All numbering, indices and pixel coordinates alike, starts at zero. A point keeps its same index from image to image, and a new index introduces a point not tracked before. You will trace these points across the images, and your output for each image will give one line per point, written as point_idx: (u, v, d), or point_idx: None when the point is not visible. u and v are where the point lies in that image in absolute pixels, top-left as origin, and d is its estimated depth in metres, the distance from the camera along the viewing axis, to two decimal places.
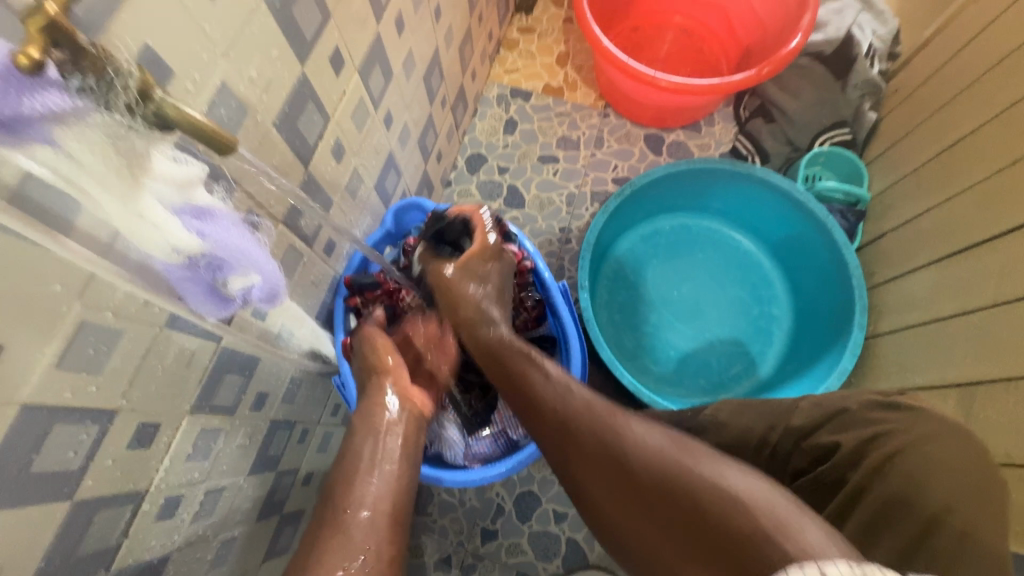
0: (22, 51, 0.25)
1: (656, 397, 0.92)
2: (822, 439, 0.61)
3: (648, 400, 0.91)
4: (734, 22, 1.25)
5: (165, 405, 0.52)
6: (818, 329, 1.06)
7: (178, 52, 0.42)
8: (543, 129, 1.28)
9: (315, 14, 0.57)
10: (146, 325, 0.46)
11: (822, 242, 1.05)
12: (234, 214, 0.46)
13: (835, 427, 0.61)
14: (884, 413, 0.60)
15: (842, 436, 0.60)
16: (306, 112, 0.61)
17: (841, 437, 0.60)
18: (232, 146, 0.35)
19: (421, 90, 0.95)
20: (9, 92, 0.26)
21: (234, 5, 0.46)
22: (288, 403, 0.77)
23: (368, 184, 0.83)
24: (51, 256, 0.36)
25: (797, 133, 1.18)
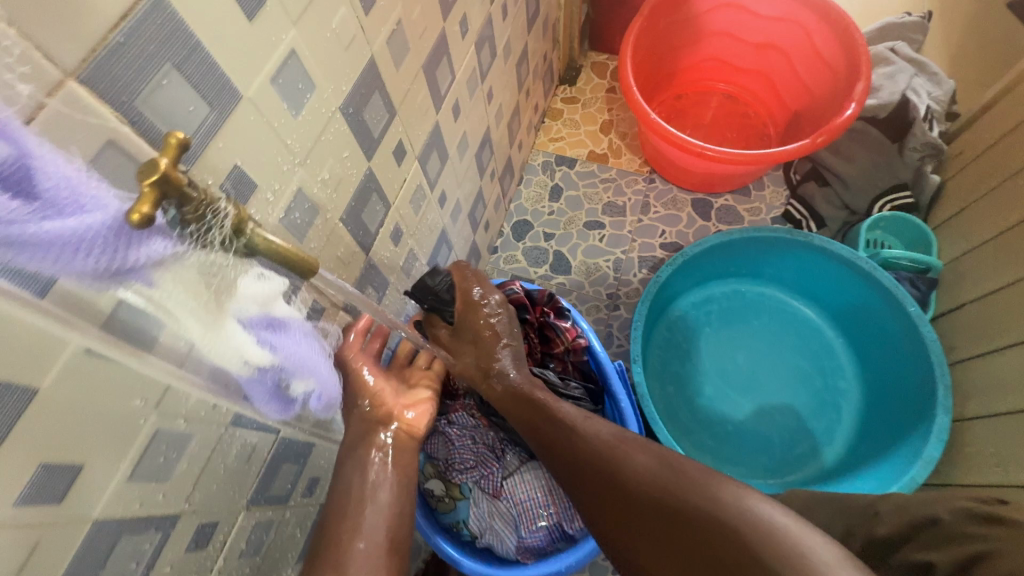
0: (135, 208, 0.26)
1: None
2: (911, 557, 0.53)
3: None
4: (781, 88, 1.25)
5: (224, 503, 0.51)
6: (893, 406, 0.98)
7: (262, 166, 0.44)
8: (589, 195, 1.29)
9: (383, 114, 0.60)
10: (214, 426, 0.46)
11: (892, 312, 0.98)
12: (303, 318, 0.46)
13: (926, 542, 0.53)
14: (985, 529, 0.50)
15: (934, 554, 0.51)
16: (370, 204, 0.63)
17: (933, 556, 0.51)
18: (314, 269, 0.35)
19: (473, 166, 0.97)
20: (119, 245, 0.26)
21: (314, 118, 0.48)
22: (338, 485, 0.76)
23: (422, 261, 0.84)
24: (134, 372, 0.37)
25: (854, 197, 1.14)
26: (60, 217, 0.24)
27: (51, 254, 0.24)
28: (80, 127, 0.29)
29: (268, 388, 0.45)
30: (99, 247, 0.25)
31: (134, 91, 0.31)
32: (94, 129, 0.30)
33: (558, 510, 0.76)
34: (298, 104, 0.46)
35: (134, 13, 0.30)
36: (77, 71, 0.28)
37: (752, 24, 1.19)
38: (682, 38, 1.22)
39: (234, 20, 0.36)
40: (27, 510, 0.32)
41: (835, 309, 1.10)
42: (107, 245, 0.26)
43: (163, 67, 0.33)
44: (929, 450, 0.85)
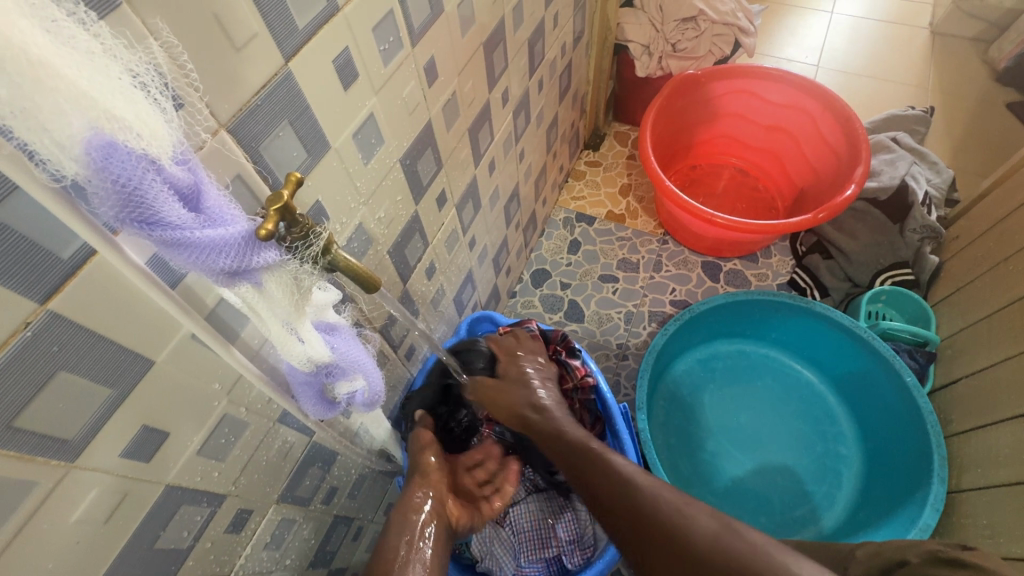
0: (263, 226, 0.34)
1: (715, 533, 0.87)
2: None
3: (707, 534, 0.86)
4: (789, 166, 1.36)
5: (260, 493, 0.57)
6: (892, 475, 1.00)
7: (335, 203, 0.53)
8: (605, 251, 1.38)
9: (432, 166, 0.70)
10: (266, 419, 0.53)
11: (891, 382, 1.02)
12: (352, 330, 0.53)
13: None
14: (948, 572, 0.52)
15: None
16: (412, 241, 0.72)
17: None
18: (377, 285, 0.43)
19: (501, 216, 1.07)
20: (247, 252, 0.35)
21: (379, 167, 0.58)
22: (352, 499, 0.81)
23: (449, 297, 0.93)
24: (219, 361, 0.44)
25: (856, 270, 1.21)
26: (213, 226, 0.33)
27: (202, 255, 0.32)
28: (224, 165, 0.39)
29: (316, 389, 0.52)
30: (233, 252, 0.34)
31: (260, 139, 0.41)
32: (230, 166, 0.39)
33: (560, 544, 0.79)
34: (369, 154, 0.56)
35: (270, 85, 0.40)
36: (228, 124, 0.38)
37: (762, 109, 1.31)
38: (698, 117, 1.35)
39: (334, 90, 0.47)
40: (126, 463, 0.39)
41: (837, 377, 1.14)
42: (239, 252, 0.34)
43: (282, 124, 0.43)
44: (924, 519, 0.86)
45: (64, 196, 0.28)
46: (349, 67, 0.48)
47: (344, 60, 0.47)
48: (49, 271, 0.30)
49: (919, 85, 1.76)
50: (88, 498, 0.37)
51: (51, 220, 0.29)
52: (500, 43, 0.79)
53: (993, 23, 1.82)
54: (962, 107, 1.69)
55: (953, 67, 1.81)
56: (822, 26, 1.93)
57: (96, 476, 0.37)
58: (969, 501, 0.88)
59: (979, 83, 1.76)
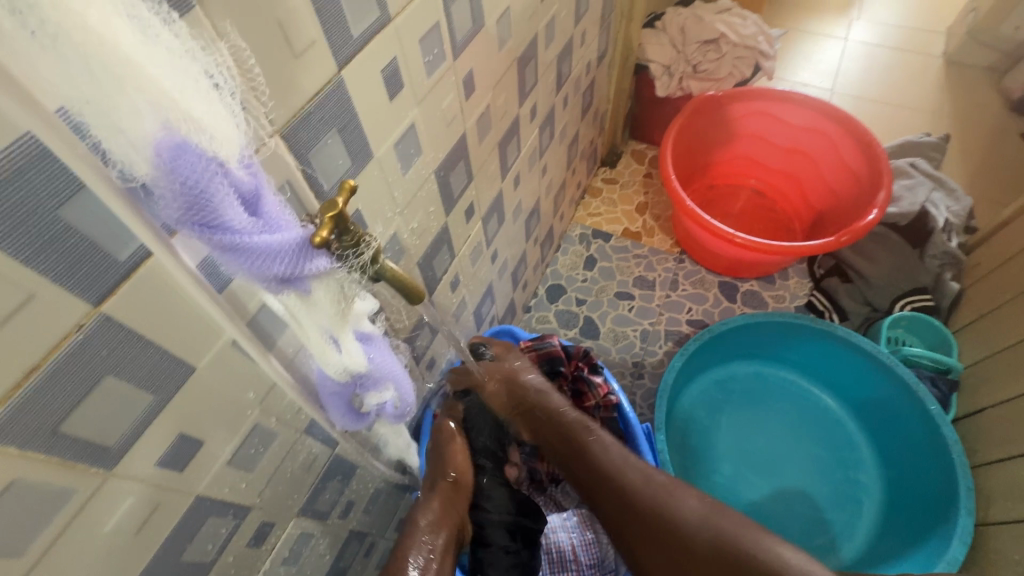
0: (318, 233, 0.34)
1: None
2: None
3: None
4: (806, 189, 1.36)
5: (283, 505, 0.56)
6: (916, 505, 0.98)
7: (373, 213, 0.53)
8: (621, 268, 1.37)
9: (463, 178, 0.70)
10: (294, 430, 0.52)
11: (913, 409, 1.01)
12: (387, 340, 0.53)
13: None
14: None
15: None
16: (440, 253, 0.72)
17: None
18: (421, 298, 0.43)
19: (522, 230, 1.07)
20: (301, 261, 0.34)
21: (415, 177, 0.58)
22: (367, 513, 0.79)
23: (469, 310, 0.92)
24: (256, 368, 0.44)
25: (876, 295, 1.21)
26: (271, 232, 0.32)
27: (258, 262, 0.32)
28: (275, 170, 0.38)
29: (347, 399, 0.51)
30: (288, 259, 0.33)
31: (311, 146, 0.41)
32: (281, 172, 0.39)
33: (580, 568, 0.80)
34: (407, 164, 0.55)
35: (323, 93, 0.40)
36: (283, 129, 0.38)
37: (782, 131, 1.32)
38: (716, 137, 1.35)
39: (381, 100, 0.47)
40: (160, 472, 0.38)
41: (856, 403, 1.12)
42: (293, 258, 0.33)
43: (331, 131, 0.42)
44: (952, 553, 0.84)
45: (127, 197, 0.27)
46: (395, 77, 0.48)
47: (392, 69, 0.47)
48: (106, 272, 0.29)
49: (933, 113, 1.77)
50: (123, 508, 0.36)
51: (111, 222, 0.28)
52: (532, 59, 0.79)
53: (1007, 53, 1.84)
54: (976, 135, 1.70)
55: (966, 95, 1.82)
56: (836, 52, 1.95)
57: (130, 486, 0.36)
58: (997, 535, 0.85)
59: (993, 112, 1.77)
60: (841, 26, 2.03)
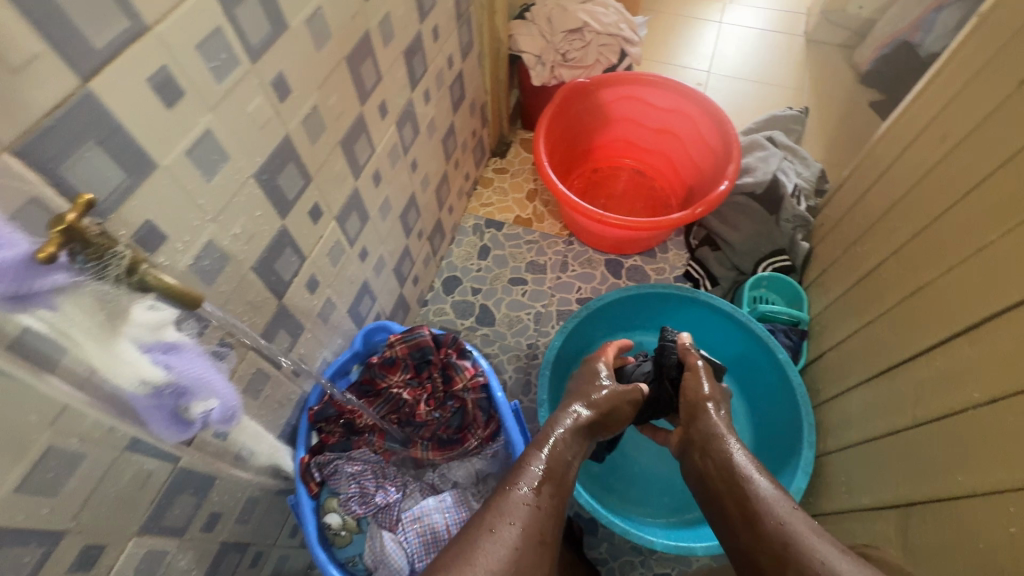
0: (42, 249, 0.34)
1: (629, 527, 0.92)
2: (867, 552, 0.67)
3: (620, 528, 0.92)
4: (677, 165, 1.45)
5: (113, 526, 0.55)
6: (774, 444, 1.09)
7: (173, 222, 0.52)
8: (514, 254, 1.42)
9: (297, 180, 0.70)
10: (109, 449, 0.51)
11: (768, 361, 1.11)
12: (198, 347, 0.53)
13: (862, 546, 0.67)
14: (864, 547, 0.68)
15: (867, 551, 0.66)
16: (284, 255, 0.72)
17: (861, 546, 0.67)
18: (199, 301, 0.43)
19: (398, 226, 1.08)
20: (27, 277, 0.34)
21: (226, 183, 0.58)
22: (243, 523, 0.78)
23: (341, 310, 0.92)
24: (33, 391, 0.43)
25: (740, 259, 1.31)
26: None
27: None
28: (9, 186, 0.38)
29: (167, 412, 0.51)
30: (8, 276, 0.33)
31: (59, 160, 0.41)
32: (19, 190, 0.39)
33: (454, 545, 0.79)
34: (212, 171, 0.55)
35: (66, 106, 0.40)
36: (12, 145, 0.37)
37: (650, 113, 1.40)
38: (591, 122, 1.41)
39: (154, 109, 0.47)
40: None
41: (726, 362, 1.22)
42: (15, 276, 0.34)
43: (87, 144, 0.42)
44: (795, 482, 0.94)
45: None
46: (170, 86, 0.48)
47: (163, 78, 0.47)
48: None
49: (796, 88, 1.93)
50: None
51: None
52: (368, 56, 0.80)
53: (855, 31, 2.03)
54: (833, 107, 1.87)
55: (824, 71, 1.99)
56: (711, 36, 2.08)
57: None
58: (833, 463, 0.96)
59: (846, 85, 1.95)
60: (715, 11, 2.16)
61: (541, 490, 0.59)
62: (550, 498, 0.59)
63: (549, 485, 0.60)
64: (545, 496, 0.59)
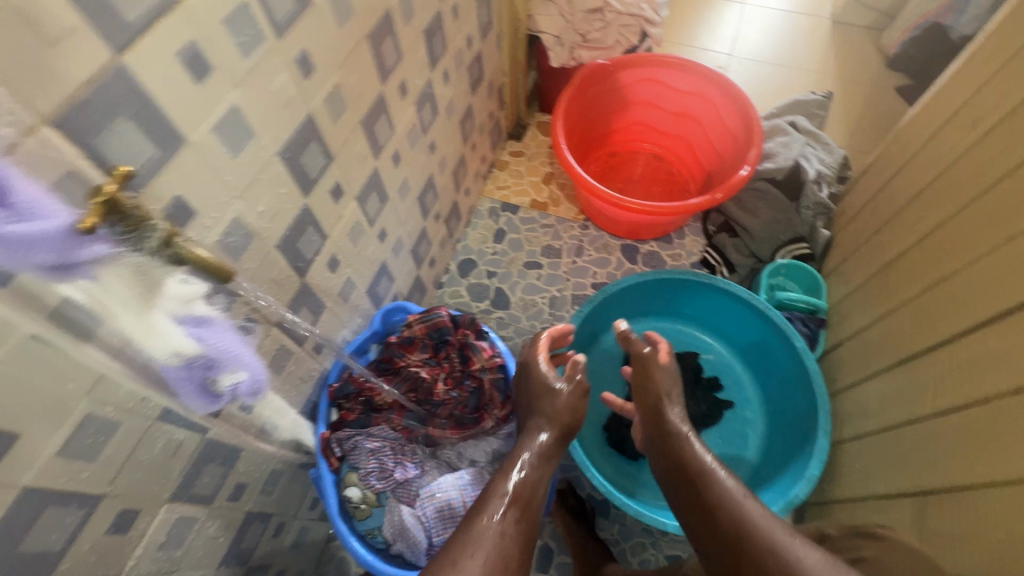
0: (84, 219, 0.35)
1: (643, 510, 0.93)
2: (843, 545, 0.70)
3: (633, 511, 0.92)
4: (697, 150, 1.43)
5: (146, 492, 0.57)
6: (789, 432, 1.08)
7: (201, 197, 0.53)
8: (529, 238, 1.41)
9: (320, 159, 0.71)
10: (142, 418, 0.53)
11: (785, 348, 1.10)
12: (227, 322, 0.54)
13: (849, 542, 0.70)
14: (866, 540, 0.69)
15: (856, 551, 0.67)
16: (306, 234, 0.73)
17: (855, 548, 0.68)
18: (230, 277, 0.44)
19: (416, 207, 1.08)
20: (69, 248, 0.35)
21: (252, 160, 0.58)
22: (266, 495, 0.81)
23: (360, 290, 0.93)
24: (72, 360, 0.44)
25: (758, 246, 1.30)
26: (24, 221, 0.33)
27: (13, 250, 0.33)
28: (51, 158, 0.38)
29: (197, 384, 0.53)
30: (52, 246, 0.34)
31: (94, 134, 0.41)
32: (59, 162, 0.39)
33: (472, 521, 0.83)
34: (239, 148, 0.56)
35: (101, 79, 0.40)
36: (51, 119, 0.38)
37: (670, 96, 1.38)
38: (610, 106, 1.40)
39: (183, 84, 0.47)
40: None
41: (742, 350, 1.22)
42: (58, 245, 0.34)
43: (120, 118, 0.43)
44: (810, 469, 0.94)
45: None
46: (199, 61, 0.48)
47: (192, 54, 0.47)
48: None
49: (819, 71, 1.88)
50: None
51: None
52: (389, 34, 0.79)
53: (884, 12, 1.96)
54: (857, 91, 1.82)
55: (849, 54, 1.94)
56: (733, 17, 2.03)
57: None
58: (848, 451, 0.96)
59: (872, 68, 1.90)
60: None
61: (507, 516, 0.62)
62: (515, 522, 0.62)
63: (514, 510, 0.63)
64: (510, 522, 0.62)
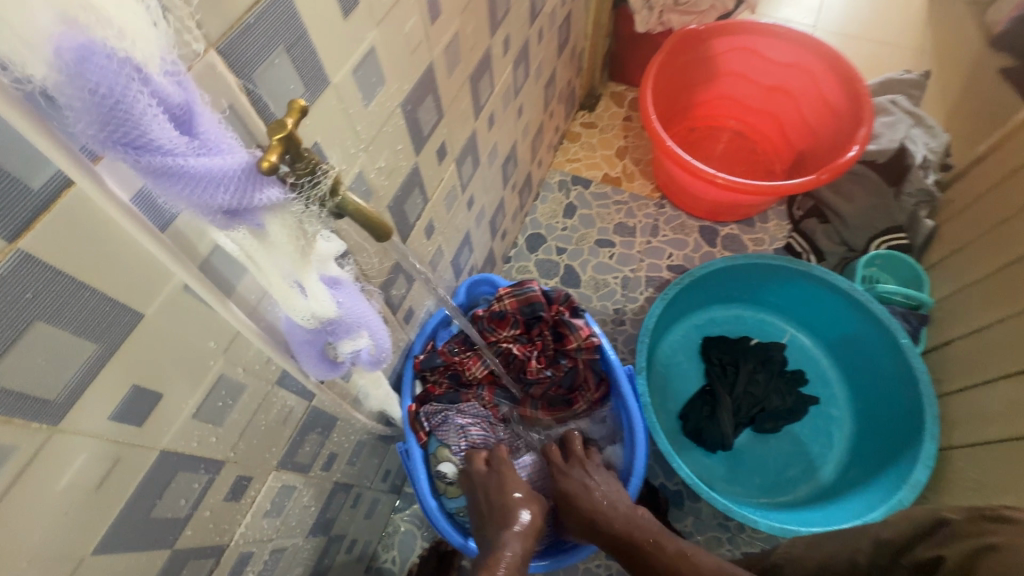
0: (265, 157, 0.30)
1: (729, 505, 0.89)
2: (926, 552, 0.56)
3: (720, 505, 0.88)
4: (787, 128, 1.34)
5: (259, 459, 0.54)
6: (884, 434, 1.02)
7: (334, 146, 0.48)
8: (601, 215, 1.35)
9: (433, 114, 0.65)
10: (264, 381, 0.50)
11: (885, 345, 1.03)
12: (356, 284, 0.50)
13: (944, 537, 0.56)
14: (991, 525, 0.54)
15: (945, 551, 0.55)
16: (412, 196, 0.68)
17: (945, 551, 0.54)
18: (388, 233, 0.39)
19: (499, 175, 1.03)
20: (247, 190, 0.31)
21: (380, 109, 0.53)
22: (351, 465, 0.78)
23: (447, 259, 0.89)
24: (215, 317, 0.40)
25: (852, 234, 1.21)
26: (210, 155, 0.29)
27: (197, 188, 0.28)
28: (218, 90, 0.34)
29: (317, 348, 0.49)
30: (232, 186, 0.30)
31: (254, 66, 0.36)
32: (224, 93, 0.35)
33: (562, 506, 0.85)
34: (370, 94, 0.51)
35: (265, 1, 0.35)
36: (218, 42, 0.33)
37: (764, 68, 1.28)
38: (697, 77, 1.30)
39: (334, 14, 0.42)
40: (115, 426, 0.35)
41: (832, 343, 1.15)
42: (237, 185, 0.30)
43: (277, 48, 0.38)
44: (916, 475, 0.89)
45: (28, 111, 0.23)
46: None
47: None
48: (21, 201, 0.25)
49: (914, 48, 1.74)
50: (76, 465, 0.34)
51: (22, 145, 0.24)
52: None
53: None
54: (956, 71, 1.68)
55: (947, 30, 1.79)
56: None
57: (82, 441, 0.34)
58: (958, 457, 0.90)
59: (972, 47, 1.75)
60: None
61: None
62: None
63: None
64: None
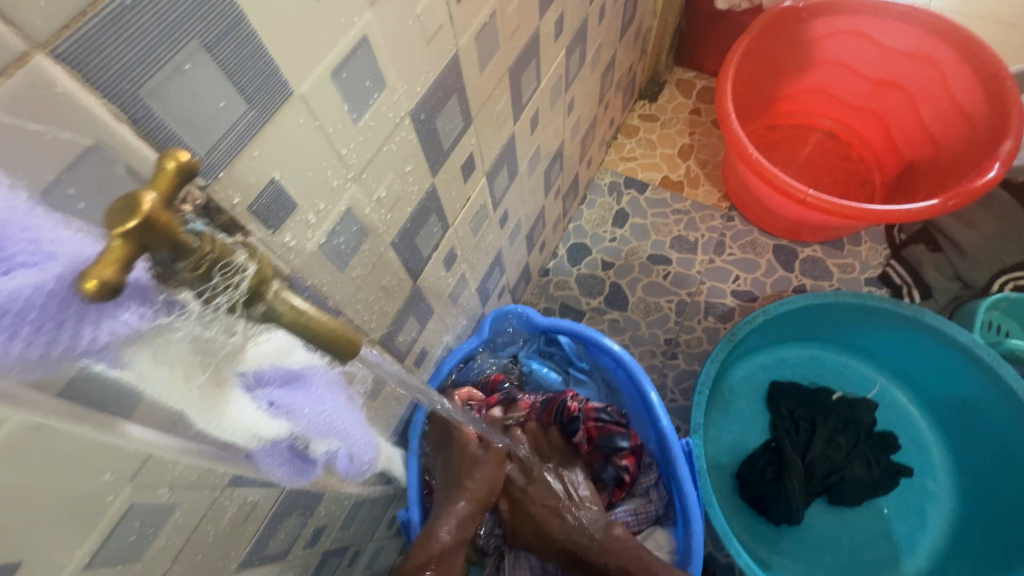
0: (89, 275, 0.18)
1: None
2: None
3: None
4: (894, 131, 1.10)
5: (209, 571, 0.42)
6: (1000, 526, 0.83)
7: (305, 181, 0.34)
8: (657, 226, 1.16)
9: (457, 123, 0.50)
10: (207, 491, 0.37)
11: (1011, 417, 0.82)
12: (333, 373, 0.35)
13: None
14: None
15: None
16: (427, 225, 0.53)
17: None
18: (358, 345, 0.28)
19: (540, 183, 0.87)
20: (67, 325, 0.19)
21: (378, 125, 0.38)
22: (345, 529, 0.66)
23: (472, 288, 0.74)
24: (106, 446, 0.28)
25: (970, 269, 0.99)
26: None
27: None
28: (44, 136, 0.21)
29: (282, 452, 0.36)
30: (35, 322, 0.18)
31: (138, 78, 0.22)
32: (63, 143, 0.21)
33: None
34: (361, 106, 0.36)
35: None
36: (55, 43, 0.19)
37: (874, 57, 1.04)
38: (787, 65, 1.08)
39: None
40: None
41: (934, 402, 0.94)
42: (47, 319, 0.18)
43: (188, 47, 0.23)
44: None
45: None
46: None
47: None
48: None
49: None
50: None
51: None
52: None
53: None
54: None
55: None
56: None
57: None
58: None
59: None
60: None
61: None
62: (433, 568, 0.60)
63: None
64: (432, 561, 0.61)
